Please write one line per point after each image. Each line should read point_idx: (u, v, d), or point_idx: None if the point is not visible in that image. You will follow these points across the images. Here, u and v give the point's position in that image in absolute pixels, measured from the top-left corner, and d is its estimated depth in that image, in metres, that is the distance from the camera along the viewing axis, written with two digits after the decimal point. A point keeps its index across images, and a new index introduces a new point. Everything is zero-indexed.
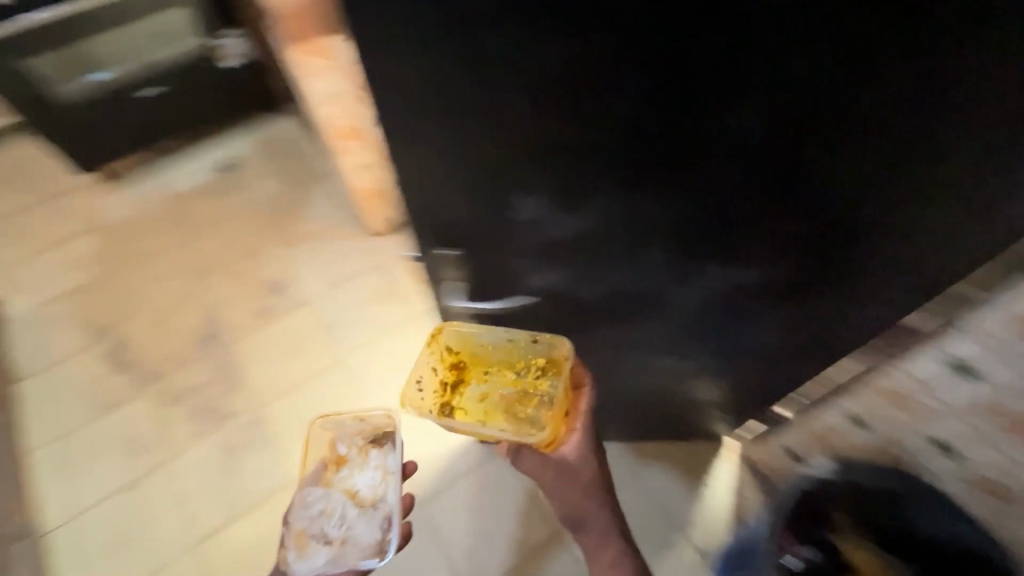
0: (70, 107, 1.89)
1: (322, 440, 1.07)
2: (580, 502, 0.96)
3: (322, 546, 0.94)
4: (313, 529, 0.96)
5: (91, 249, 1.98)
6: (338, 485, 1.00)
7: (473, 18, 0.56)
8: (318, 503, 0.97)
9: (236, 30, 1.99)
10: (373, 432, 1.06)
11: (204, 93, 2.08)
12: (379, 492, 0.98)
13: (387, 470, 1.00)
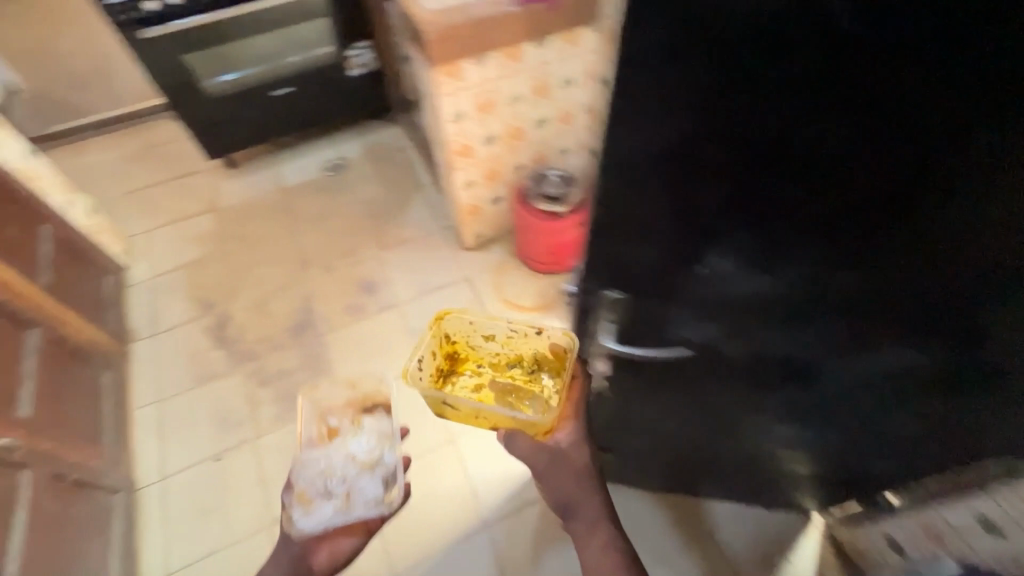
0: (214, 100, 2.06)
1: (318, 410, 1.15)
2: (568, 488, 1.03)
3: (328, 501, 1.03)
4: (319, 488, 1.04)
5: (208, 228, 2.14)
6: (340, 449, 1.08)
7: (759, 46, 0.49)
8: (319, 464, 1.05)
9: (365, 42, 2.11)
10: (363, 402, 1.17)
11: (328, 98, 2.23)
12: (377, 454, 1.08)
13: (388, 433, 1.11)
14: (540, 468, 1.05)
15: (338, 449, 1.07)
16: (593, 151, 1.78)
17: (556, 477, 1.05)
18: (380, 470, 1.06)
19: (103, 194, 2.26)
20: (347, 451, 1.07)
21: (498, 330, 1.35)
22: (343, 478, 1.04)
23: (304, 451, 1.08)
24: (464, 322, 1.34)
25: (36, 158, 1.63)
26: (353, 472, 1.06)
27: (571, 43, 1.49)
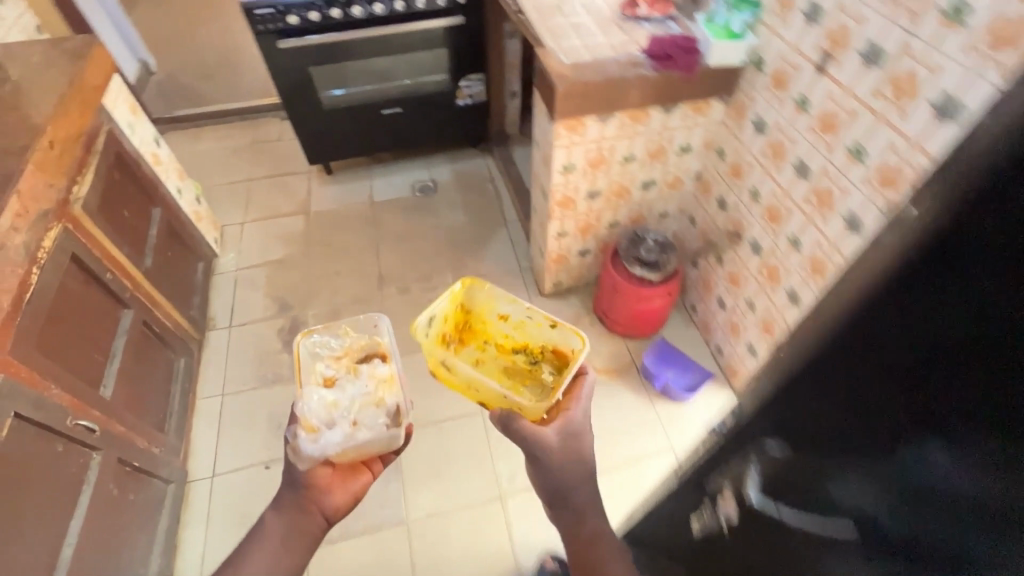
0: (328, 113, 2.08)
1: (317, 364, 1.15)
2: (565, 474, 0.93)
3: (337, 427, 1.02)
4: (321, 419, 1.03)
5: (297, 229, 2.20)
6: (341, 391, 1.08)
7: None
8: (325, 394, 1.05)
9: (479, 74, 2.14)
10: (360, 352, 1.19)
11: (433, 122, 2.26)
12: (382, 392, 1.11)
13: (389, 377, 1.14)
14: (544, 451, 0.94)
15: (344, 388, 1.08)
16: (695, 219, 1.70)
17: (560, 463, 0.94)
18: (391, 400, 1.10)
19: (208, 181, 2.37)
20: (347, 393, 1.08)
21: (515, 312, 1.43)
22: (350, 407, 1.05)
23: (306, 389, 1.06)
24: (486, 293, 1.43)
25: (163, 144, 1.79)
26: (360, 405, 1.07)
27: (698, 113, 1.43)
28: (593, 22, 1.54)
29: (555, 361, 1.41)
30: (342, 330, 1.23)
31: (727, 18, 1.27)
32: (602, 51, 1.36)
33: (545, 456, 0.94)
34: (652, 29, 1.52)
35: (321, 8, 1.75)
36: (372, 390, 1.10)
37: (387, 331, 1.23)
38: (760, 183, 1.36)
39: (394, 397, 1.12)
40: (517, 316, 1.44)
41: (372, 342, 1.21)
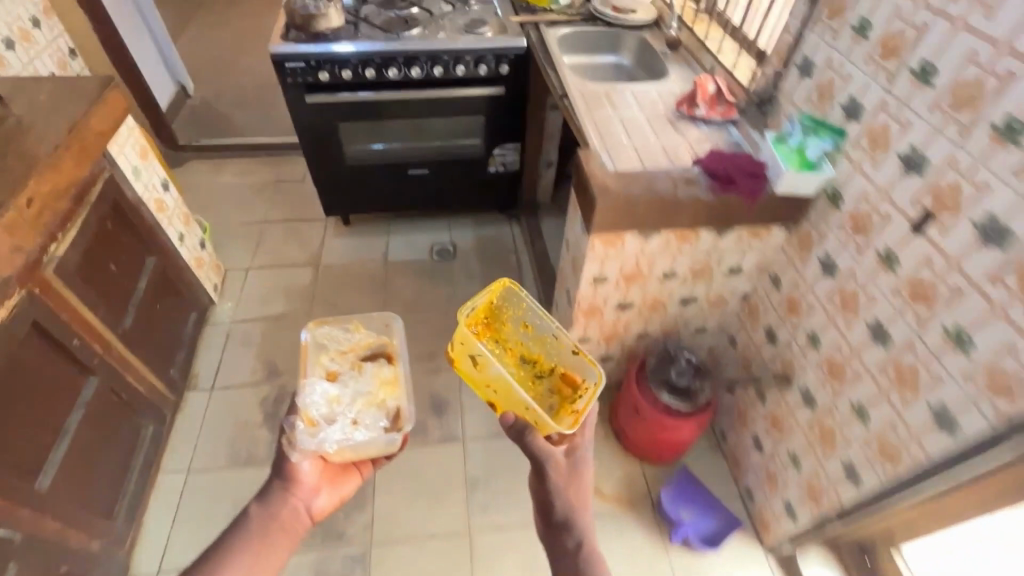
0: (351, 167, 1.96)
1: (323, 355, 1.10)
2: (571, 498, 0.93)
3: (336, 425, 0.98)
4: (321, 415, 0.99)
5: (303, 283, 2.07)
6: (343, 388, 1.04)
7: None
8: (328, 389, 1.01)
9: (515, 144, 2.01)
10: (366, 350, 1.13)
11: (460, 186, 2.13)
12: (383, 394, 1.06)
13: (393, 378, 1.09)
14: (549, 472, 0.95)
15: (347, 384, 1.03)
16: (736, 341, 1.51)
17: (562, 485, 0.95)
18: (392, 403, 1.05)
19: (221, 219, 2.26)
20: (351, 389, 1.04)
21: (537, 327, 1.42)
22: (351, 405, 1.00)
23: (309, 381, 1.02)
24: (521, 301, 1.42)
25: (170, 189, 1.69)
26: (362, 403, 1.03)
27: (755, 237, 1.25)
28: (644, 121, 1.40)
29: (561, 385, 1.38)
30: (352, 320, 1.18)
31: (802, 140, 1.11)
32: (655, 159, 1.22)
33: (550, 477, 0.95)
34: (709, 133, 1.36)
35: (355, 67, 1.64)
36: (376, 390, 1.06)
37: (399, 329, 1.17)
38: (821, 330, 1.17)
39: (395, 399, 1.06)
40: (539, 330, 1.43)
41: (380, 339, 1.15)
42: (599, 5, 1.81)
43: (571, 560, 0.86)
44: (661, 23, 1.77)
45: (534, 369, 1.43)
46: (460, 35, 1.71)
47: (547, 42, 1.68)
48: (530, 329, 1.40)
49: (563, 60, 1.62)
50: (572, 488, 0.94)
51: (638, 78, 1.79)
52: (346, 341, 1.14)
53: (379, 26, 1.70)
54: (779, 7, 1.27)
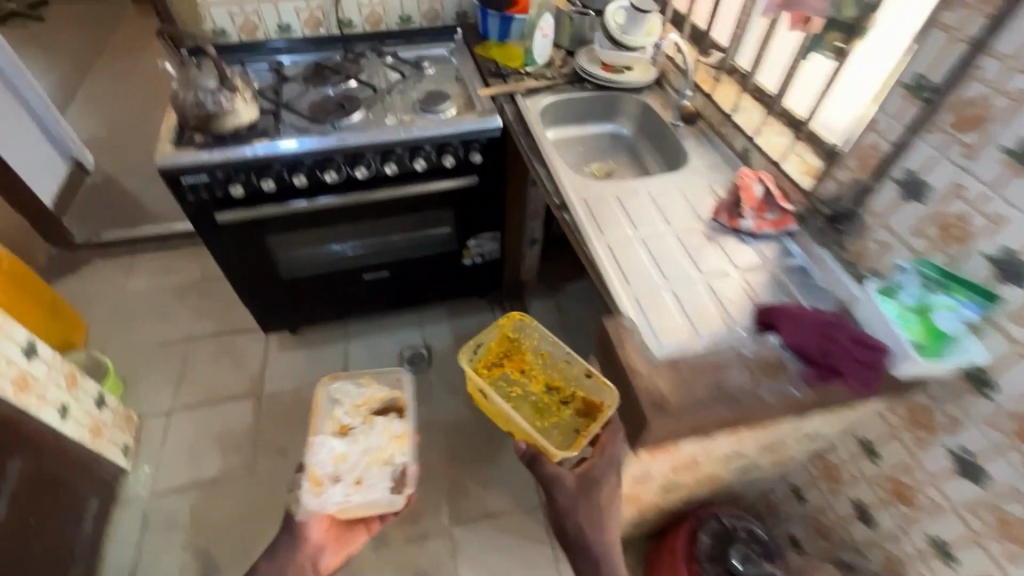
0: (289, 281, 1.56)
1: (336, 409, 1.15)
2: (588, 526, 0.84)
3: (338, 484, 1.02)
4: (329, 471, 1.03)
5: (243, 423, 1.65)
6: (353, 446, 1.07)
7: None
8: (335, 447, 1.05)
9: (494, 233, 1.65)
10: (377, 403, 1.16)
11: (430, 282, 1.75)
12: (391, 450, 1.07)
13: (401, 435, 1.09)
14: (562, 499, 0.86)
15: (354, 441, 1.06)
16: (803, 498, 1.18)
17: (576, 513, 0.86)
18: (396, 461, 1.05)
19: (131, 342, 1.80)
20: (360, 446, 1.07)
21: (552, 353, 1.44)
22: (356, 461, 1.04)
23: (318, 437, 1.07)
24: (532, 330, 1.50)
25: (37, 355, 1.25)
26: (370, 459, 1.06)
27: (848, 409, 0.92)
28: (672, 240, 1.06)
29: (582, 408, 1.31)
30: (367, 374, 1.21)
31: (921, 296, 0.79)
32: (697, 330, 0.90)
33: (562, 502, 0.86)
34: (762, 255, 1.03)
35: (279, 173, 1.24)
36: (382, 446, 1.08)
37: (410, 381, 1.18)
38: (956, 542, 0.85)
39: (401, 456, 1.07)
40: (555, 357, 1.44)
41: (392, 392, 1.18)
42: (585, 63, 1.45)
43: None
44: (663, 83, 1.43)
45: (557, 398, 1.40)
46: (416, 117, 1.34)
47: (529, 122, 1.31)
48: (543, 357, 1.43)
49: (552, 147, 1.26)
50: (588, 507, 0.85)
51: (641, 152, 1.45)
52: (355, 396, 1.16)
53: (308, 114, 1.30)
54: (847, 88, 0.95)
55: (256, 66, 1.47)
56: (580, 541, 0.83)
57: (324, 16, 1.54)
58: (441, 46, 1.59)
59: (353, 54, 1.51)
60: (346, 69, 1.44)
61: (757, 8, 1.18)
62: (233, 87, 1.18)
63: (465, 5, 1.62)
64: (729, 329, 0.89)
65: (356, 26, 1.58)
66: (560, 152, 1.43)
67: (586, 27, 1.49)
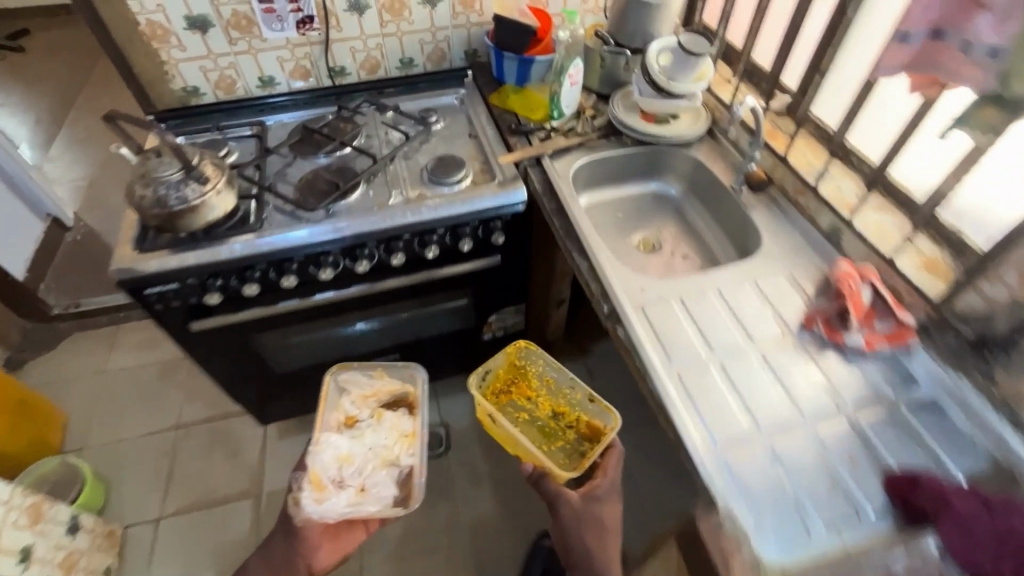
0: (287, 374, 1.36)
1: (344, 402, 1.15)
2: (586, 540, 0.94)
3: (341, 492, 1.01)
4: (332, 473, 1.02)
5: (241, 530, 1.45)
6: (357, 444, 1.07)
7: None
8: (338, 450, 1.04)
9: (519, 305, 1.43)
10: (388, 396, 1.17)
11: (447, 357, 1.55)
12: (397, 451, 1.09)
13: (410, 435, 1.11)
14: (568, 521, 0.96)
15: (360, 442, 1.07)
16: None
17: (577, 529, 0.95)
18: (406, 463, 1.07)
19: (113, 436, 1.61)
20: (364, 445, 1.07)
21: (560, 378, 1.23)
22: (363, 465, 1.05)
23: (321, 437, 1.06)
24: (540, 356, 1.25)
25: None
26: (381, 458, 1.07)
27: None
28: (758, 364, 0.83)
29: (587, 434, 1.16)
30: (379, 366, 1.22)
31: None
32: (810, 509, 0.69)
33: (565, 516, 0.96)
34: (880, 382, 0.80)
35: (264, 273, 1.03)
36: (392, 444, 1.09)
37: (421, 379, 1.19)
38: None
39: (409, 455, 1.09)
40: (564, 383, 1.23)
41: (403, 387, 1.18)
42: (621, 113, 1.23)
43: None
44: (716, 133, 1.20)
45: (562, 428, 1.20)
46: (424, 193, 1.12)
47: (563, 195, 1.09)
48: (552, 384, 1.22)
49: (591, 228, 1.04)
50: (587, 528, 0.95)
51: (692, 216, 1.21)
52: (365, 385, 1.17)
53: (296, 197, 1.08)
54: (1010, 180, 0.72)
55: (235, 132, 1.26)
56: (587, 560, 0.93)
57: (312, 65, 1.32)
58: (448, 94, 1.38)
59: (347, 111, 1.29)
60: (340, 133, 1.22)
61: (844, 51, 0.95)
62: (201, 177, 0.96)
63: (475, 43, 1.40)
64: (855, 513, 0.69)
65: (350, 75, 1.36)
66: (595, 221, 1.21)
67: (621, 67, 1.25)
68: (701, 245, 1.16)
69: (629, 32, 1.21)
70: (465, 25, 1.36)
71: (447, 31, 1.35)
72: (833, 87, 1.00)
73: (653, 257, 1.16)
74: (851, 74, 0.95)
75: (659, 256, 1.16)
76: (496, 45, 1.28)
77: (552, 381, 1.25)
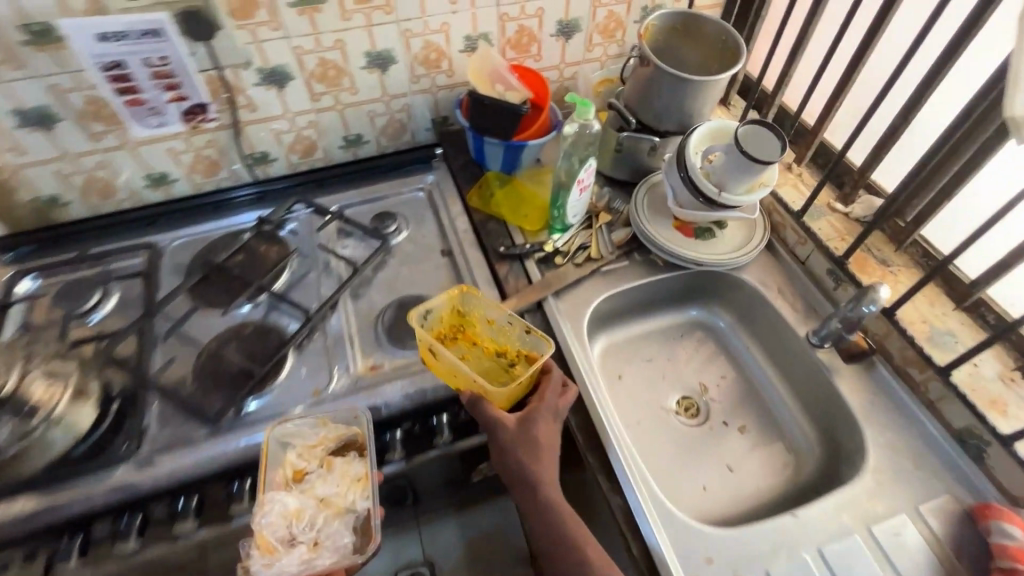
0: None
1: (288, 451, 0.68)
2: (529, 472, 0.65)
3: (297, 553, 0.61)
4: (281, 532, 0.61)
5: None
6: (306, 496, 0.64)
7: None
8: (284, 500, 0.63)
9: None
10: (337, 440, 0.70)
11: (430, 502, 1.23)
12: (353, 498, 0.66)
13: (364, 476, 0.67)
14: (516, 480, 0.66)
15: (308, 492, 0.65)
16: None
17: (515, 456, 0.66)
18: (367, 508, 0.65)
19: None
20: (316, 496, 0.65)
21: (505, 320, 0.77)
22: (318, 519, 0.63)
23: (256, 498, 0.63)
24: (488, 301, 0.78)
25: None
26: (334, 503, 0.65)
27: None
28: None
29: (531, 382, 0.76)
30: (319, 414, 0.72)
31: None
32: None
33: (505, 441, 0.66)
34: None
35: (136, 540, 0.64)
36: (348, 486, 0.66)
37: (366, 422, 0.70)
38: None
39: (366, 500, 0.66)
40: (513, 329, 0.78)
41: (350, 424, 0.71)
42: (647, 220, 0.91)
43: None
44: (775, 246, 0.89)
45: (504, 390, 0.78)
46: (378, 363, 0.80)
47: (581, 374, 0.77)
48: (501, 334, 0.78)
49: (623, 430, 0.73)
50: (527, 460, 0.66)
51: (746, 359, 0.89)
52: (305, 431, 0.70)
53: (195, 396, 0.74)
54: None
55: (117, 265, 0.90)
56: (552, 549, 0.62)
57: (221, 153, 0.95)
58: (412, 184, 1.03)
59: (271, 222, 0.93)
60: (259, 266, 0.87)
61: (989, 163, 0.67)
62: (25, 407, 0.62)
63: (445, 109, 1.04)
64: None
65: (276, 161, 1.00)
66: (617, 375, 0.89)
67: (644, 152, 0.93)
68: (764, 412, 0.84)
69: (657, 110, 0.88)
70: (430, 89, 1.00)
71: (406, 97, 0.99)
72: (965, 206, 0.72)
73: (698, 430, 0.84)
74: (993, 199, 0.69)
75: (710, 431, 0.84)
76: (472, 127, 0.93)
77: (498, 317, 0.77)
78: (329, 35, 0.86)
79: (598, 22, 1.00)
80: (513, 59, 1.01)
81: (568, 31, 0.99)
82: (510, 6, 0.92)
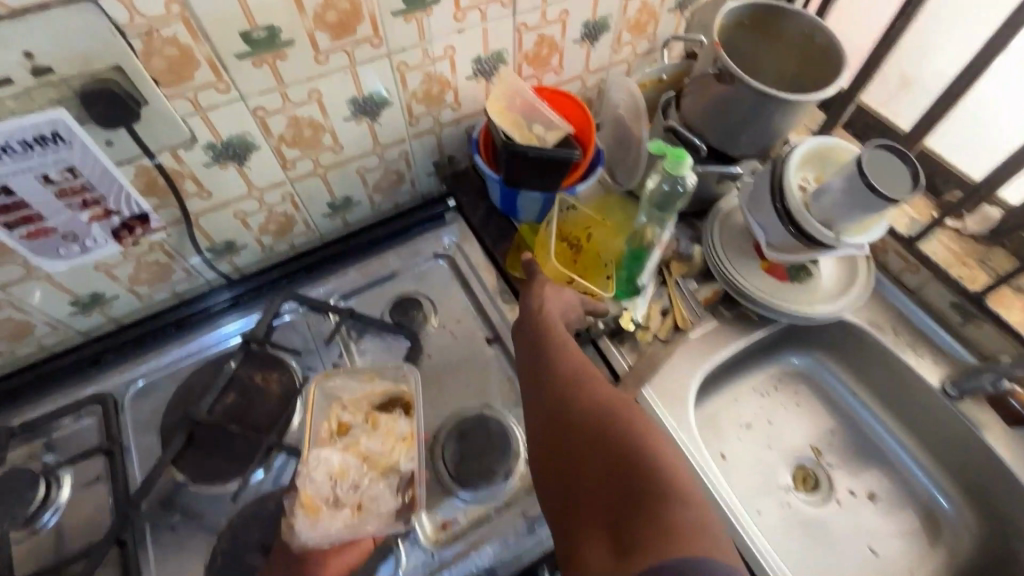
0: None
1: (334, 404, 0.64)
2: (546, 324, 0.61)
3: (340, 514, 0.57)
4: (326, 491, 0.58)
5: None
6: (350, 454, 0.60)
7: None
8: (330, 461, 0.58)
9: None
10: (384, 398, 0.64)
11: None
12: (394, 457, 0.60)
13: (410, 436, 0.61)
14: (529, 333, 0.62)
15: (356, 445, 0.60)
16: None
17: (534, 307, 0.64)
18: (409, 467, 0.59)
19: None
20: (363, 453, 0.60)
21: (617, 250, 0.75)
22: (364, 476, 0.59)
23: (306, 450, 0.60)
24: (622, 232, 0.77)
25: None
26: (373, 456, 0.60)
27: None
28: None
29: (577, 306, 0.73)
30: (369, 372, 0.66)
31: None
32: None
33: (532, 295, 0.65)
34: None
35: None
36: (388, 447, 0.61)
37: (413, 380, 0.65)
38: None
39: (411, 462, 0.60)
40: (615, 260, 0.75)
41: (398, 380, 0.66)
42: (731, 264, 0.75)
43: (583, 493, 0.47)
44: (879, 278, 0.76)
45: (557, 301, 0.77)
46: (451, 518, 0.62)
47: (720, 505, 0.61)
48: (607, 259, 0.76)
49: (783, 565, 0.60)
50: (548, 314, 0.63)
51: (863, 414, 0.78)
52: (357, 380, 0.66)
53: None
54: None
55: (63, 433, 0.67)
56: (557, 409, 0.54)
57: (170, 255, 0.71)
58: (425, 250, 0.82)
59: (260, 335, 0.71)
60: (260, 406, 0.66)
61: None
62: None
63: (450, 148, 0.83)
64: None
65: (245, 248, 0.76)
66: (720, 455, 0.74)
67: (712, 182, 0.77)
68: (892, 472, 0.74)
69: (736, 133, 0.70)
70: (432, 129, 0.78)
71: (402, 143, 0.77)
72: None
73: (828, 509, 0.72)
74: None
75: (838, 506, 0.72)
76: (503, 177, 0.73)
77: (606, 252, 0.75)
78: (299, 86, 0.62)
79: (629, 17, 0.80)
80: (530, 76, 0.80)
81: (594, 33, 0.79)
82: (529, 14, 0.70)
